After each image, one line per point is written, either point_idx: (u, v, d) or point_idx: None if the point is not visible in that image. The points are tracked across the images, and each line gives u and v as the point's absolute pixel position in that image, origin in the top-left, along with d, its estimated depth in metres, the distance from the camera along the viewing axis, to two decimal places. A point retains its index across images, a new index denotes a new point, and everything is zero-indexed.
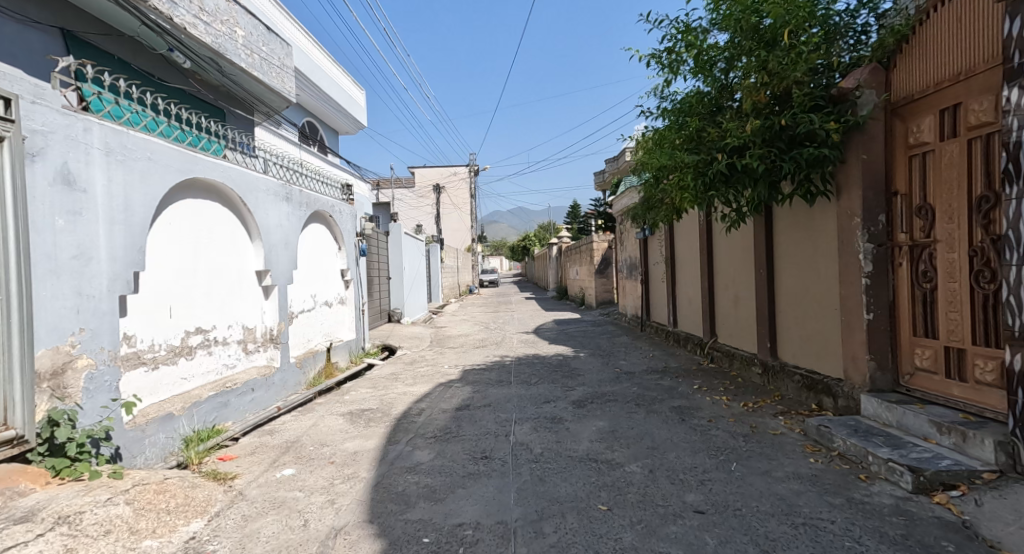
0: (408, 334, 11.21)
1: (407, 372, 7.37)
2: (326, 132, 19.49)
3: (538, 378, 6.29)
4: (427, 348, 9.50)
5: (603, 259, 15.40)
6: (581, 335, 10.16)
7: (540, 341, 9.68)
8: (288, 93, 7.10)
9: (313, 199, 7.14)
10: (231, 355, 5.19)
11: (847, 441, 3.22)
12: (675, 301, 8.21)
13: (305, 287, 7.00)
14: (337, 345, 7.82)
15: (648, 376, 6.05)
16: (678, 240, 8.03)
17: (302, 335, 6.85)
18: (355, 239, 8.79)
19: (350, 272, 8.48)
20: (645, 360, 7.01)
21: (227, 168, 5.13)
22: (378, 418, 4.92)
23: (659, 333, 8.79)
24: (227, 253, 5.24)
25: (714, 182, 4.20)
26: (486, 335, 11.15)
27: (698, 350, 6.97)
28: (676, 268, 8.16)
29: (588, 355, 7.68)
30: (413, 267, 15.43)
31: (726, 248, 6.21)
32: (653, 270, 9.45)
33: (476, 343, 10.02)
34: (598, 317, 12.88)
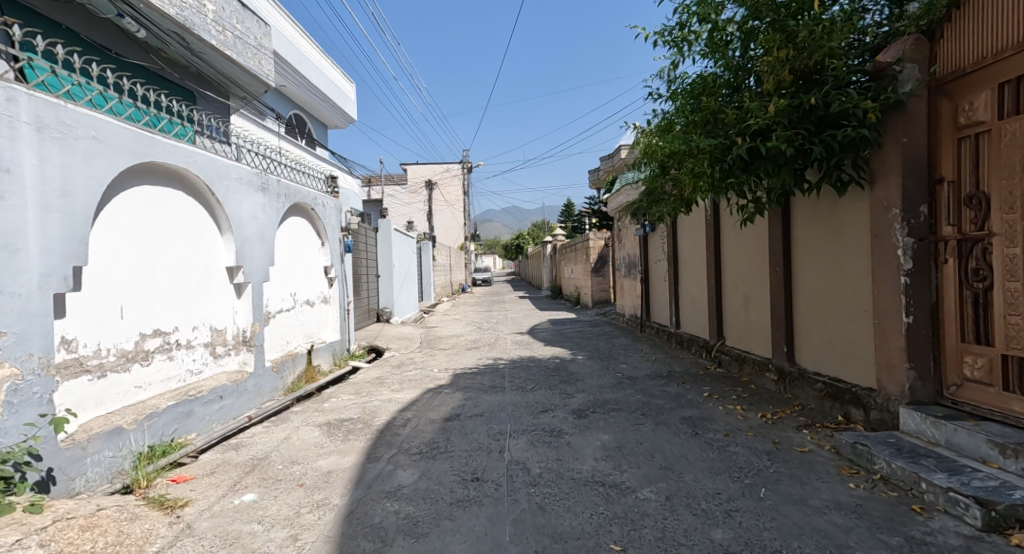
0: (397, 334, 10.73)
1: (394, 376, 6.91)
2: (314, 125, 18.95)
3: (534, 384, 5.84)
4: (416, 350, 9.02)
5: (599, 257, 14.97)
6: (578, 336, 9.73)
7: (535, 342, 9.23)
8: (265, 77, 6.60)
9: (293, 191, 6.65)
10: (196, 360, 4.72)
11: (892, 464, 2.80)
12: (678, 302, 7.79)
13: (284, 284, 6.52)
14: (320, 347, 7.34)
15: (652, 382, 5.62)
16: (682, 236, 7.63)
17: (280, 337, 6.36)
18: (339, 234, 8.30)
19: (334, 269, 8.00)
20: (648, 364, 6.58)
21: (192, 152, 4.64)
22: (358, 430, 4.46)
23: (660, 335, 8.38)
24: (192, 247, 4.75)
25: (732, 169, 3.75)
26: (479, 335, 10.70)
27: (703, 354, 6.57)
28: (680, 266, 7.75)
29: (587, 359, 7.23)
30: (403, 265, 14.94)
31: (737, 245, 5.79)
32: (653, 269, 9.05)
33: (468, 344, 9.56)
34: (595, 317, 12.47)
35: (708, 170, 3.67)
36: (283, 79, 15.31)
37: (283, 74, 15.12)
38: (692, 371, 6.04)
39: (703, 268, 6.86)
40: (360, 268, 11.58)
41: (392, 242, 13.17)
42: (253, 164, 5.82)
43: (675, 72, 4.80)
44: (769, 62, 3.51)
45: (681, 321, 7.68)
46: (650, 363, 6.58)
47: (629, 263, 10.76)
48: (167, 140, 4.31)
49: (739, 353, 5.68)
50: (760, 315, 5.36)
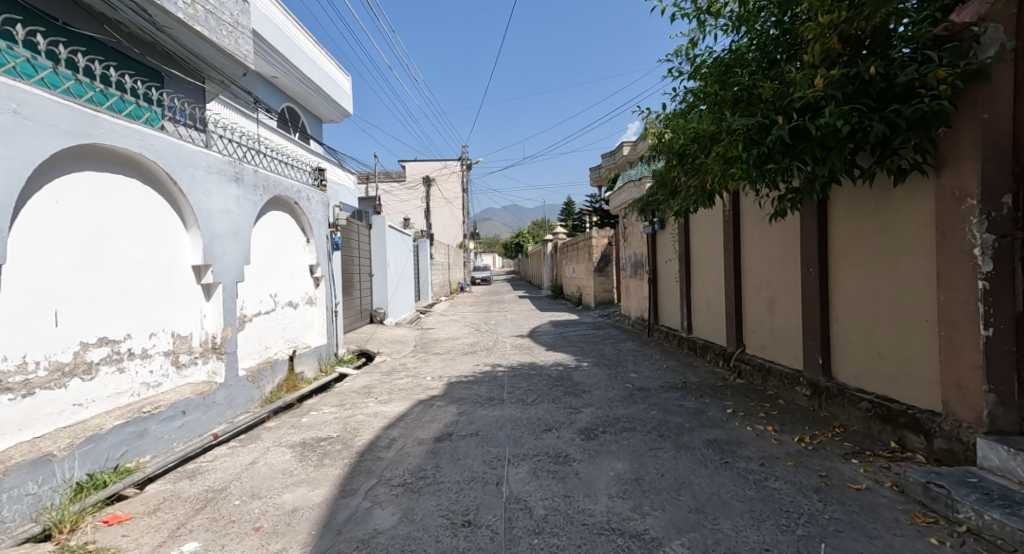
0: (390, 337, 10.18)
1: (383, 384, 6.36)
2: (308, 118, 18.40)
3: (536, 396, 5.29)
4: (410, 355, 8.47)
5: (602, 256, 14.44)
6: (582, 340, 9.18)
7: (536, 347, 8.68)
8: (243, 58, 6.03)
9: (272, 182, 6.08)
10: (154, 372, 4.17)
11: (983, 515, 2.27)
12: (691, 305, 7.25)
13: (262, 285, 5.98)
14: (304, 353, 6.80)
15: (667, 395, 5.07)
16: (695, 235, 7.08)
17: (257, 342, 5.83)
18: (327, 231, 7.74)
19: (321, 268, 7.47)
20: (660, 373, 6.04)
21: (151, 138, 4.08)
22: (336, 453, 3.91)
23: (670, 340, 7.84)
24: (150, 244, 4.19)
25: (771, 154, 3.20)
26: (477, 338, 10.16)
27: (721, 363, 6.02)
28: (692, 267, 7.21)
29: (592, 366, 6.68)
30: (399, 263, 14.39)
31: (762, 243, 5.24)
32: (662, 269, 8.51)
33: (464, 348, 9.02)
34: (598, 319, 11.94)
35: (744, 157, 3.11)
36: (273, 69, 14.78)
37: (273, 64, 14.55)
38: (711, 381, 5.50)
39: (720, 269, 6.31)
40: (352, 266, 11.02)
41: (386, 239, 12.63)
42: (226, 152, 5.26)
43: (695, 47, 4.25)
44: (817, 26, 2.96)
45: (694, 326, 7.14)
46: (662, 373, 6.03)
47: (635, 262, 10.22)
48: (116, 120, 3.75)
49: (763, 364, 5.13)
50: (788, 321, 4.81)
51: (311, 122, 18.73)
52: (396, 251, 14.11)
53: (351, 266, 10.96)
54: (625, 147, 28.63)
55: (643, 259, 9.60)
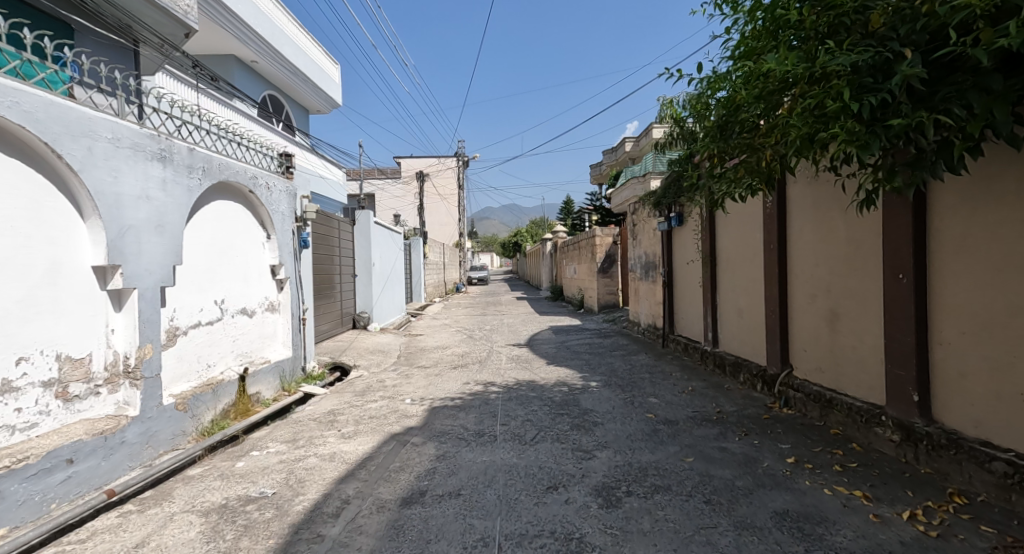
0: (372, 346, 9.12)
1: (352, 410, 5.30)
2: (292, 108, 17.33)
3: (535, 433, 4.24)
4: (391, 369, 7.41)
5: (607, 256, 13.39)
6: (587, 351, 8.13)
7: (536, 360, 7.63)
8: (183, 15, 4.96)
9: (219, 165, 5.04)
10: (21, 410, 3.12)
11: None
12: (717, 313, 6.24)
13: (203, 290, 4.93)
14: (261, 370, 5.75)
15: (701, 434, 4.02)
16: (723, 232, 6.04)
17: (196, 359, 4.78)
18: (294, 226, 6.68)
19: (286, 268, 6.43)
20: (686, 399, 5.00)
21: (20, 96, 3.07)
22: (262, 526, 2.85)
23: (691, 354, 6.82)
24: (18, 238, 3.15)
25: (891, 107, 2.16)
26: (469, 348, 9.10)
27: (759, 387, 4.99)
28: (718, 267, 6.21)
29: (603, 388, 5.62)
30: (386, 263, 13.31)
31: (818, 240, 4.23)
32: (680, 272, 7.48)
33: (454, 360, 7.96)
34: (603, 326, 10.89)
35: (856, 109, 2.07)
36: (252, 52, 13.71)
37: (251, 47, 13.48)
38: (752, 412, 4.46)
39: (756, 271, 5.29)
40: (330, 266, 9.96)
41: (371, 236, 11.57)
42: (151, 123, 4.21)
43: None
44: None
45: (721, 338, 6.13)
46: (689, 399, 4.98)
47: (646, 264, 9.17)
48: None
49: (820, 392, 4.11)
50: (858, 340, 3.79)
51: (296, 112, 17.67)
52: (383, 249, 13.03)
53: (330, 266, 9.90)
54: (628, 142, 27.64)
55: (656, 259, 8.56)
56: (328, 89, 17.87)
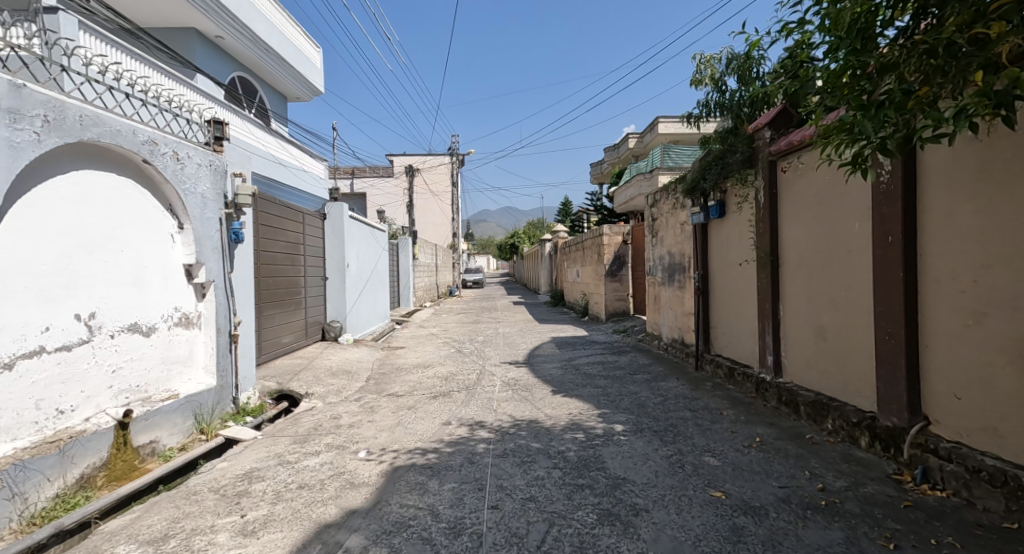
0: (339, 364, 7.55)
1: (281, 473, 3.71)
2: (268, 93, 15.88)
3: (543, 535, 2.68)
4: (354, 399, 5.82)
5: (616, 257, 11.91)
6: (601, 374, 6.57)
7: (537, 386, 6.07)
8: None
9: (79, 118, 3.44)
10: None
11: None
12: (782, 330, 4.73)
13: (54, 301, 3.37)
14: (163, 408, 4.18)
15: (818, 545, 2.46)
16: (791, 222, 4.55)
17: (33, 406, 3.21)
18: (222, 213, 5.09)
19: (210, 269, 4.87)
20: (761, 462, 3.44)
21: None
22: None
23: (742, 383, 5.29)
24: None
25: None
26: (456, 366, 7.56)
27: (866, 443, 3.45)
28: (783, 268, 4.69)
29: (634, 437, 4.07)
30: (366, 265, 11.77)
31: (988, 225, 2.75)
32: (720, 277, 6.01)
33: (435, 384, 6.41)
34: (614, 339, 9.38)
35: None
36: (217, 25, 12.26)
37: (214, 18, 11.96)
38: (878, 494, 2.90)
39: (850, 274, 3.78)
40: (292, 268, 8.40)
41: (345, 232, 10.00)
42: None
43: None
44: None
45: (789, 364, 4.61)
46: (767, 462, 3.42)
47: (671, 266, 7.63)
48: None
49: (1003, 470, 2.62)
50: None
51: (271, 98, 16.12)
52: (363, 248, 11.46)
53: (292, 267, 8.33)
54: (632, 137, 26.22)
55: (685, 260, 7.03)
56: (306, 73, 16.34)
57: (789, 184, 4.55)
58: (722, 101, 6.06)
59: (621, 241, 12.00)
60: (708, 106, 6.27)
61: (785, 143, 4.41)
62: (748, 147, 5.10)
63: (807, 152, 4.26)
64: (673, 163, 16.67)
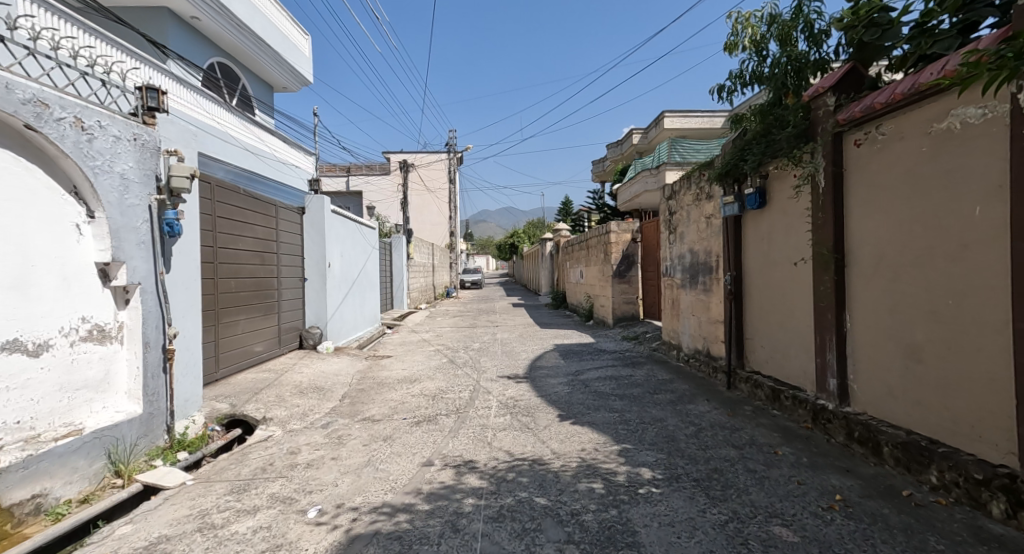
0: (312, 378, 6.58)
1: (196, 546, 2.76)
2: (251, 80, 14.92)
3: None
4: (321, 427, 4.85)
5: (624, 257, 10.98)
6: (615, 393, 5.61)
7: (541, 409, 5.11)
8: None
9: None
10: None
11: None
12: (848, 346, 3.77)
13: None
14: (55, 450, 3.22)
15: None
16: (863, 210, 3.60)
17: None
18: (155, 200, 4.12)
19: (134, 268, 3.91)
20: (857, 540, 2.49)
21: None
22: None
23: (793, 411, 4.32)
24: None
25: None
26: (447, 381, 6.59)
27: (1003, 513, 2.55)
28: (851, 268, 3.73)
29: (669, 490, 3.12)
30: (352, 265, 10.81)
31: None
32: (761, 279, 5.07)
33: (421, 406, 5.45)
34: (625, 348, 8.42)
35: None
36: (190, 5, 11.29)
37: None
38: None
39: (966, 276, 2.85)
40: (263, 268, 7.43)
41: (326, 229, 9.04)
42: None
43: None
44: None
45: (860, 390, 3.65)
46: (867, 541, 2.47)
47: (693, 267, 6.67)
48: None
49: None
50: None
51: (255, 86, 15.17)
52: (348, 247, 10.50)
53: (262, 267, 7.37)
54: (636, 133, 25.24)
55: (712, 260, 6.07)
56: (293, 61, 15.41)
57: (861, 163, 3.59)
58: (760, 70, 5.09)
59: (630, 239, 11.06)
60: (742, 77, 5.31)
61: (859, 109, 3.45)
62: (801, 119, 4.14)
63: (892, 120, 3.30)
64: (681, 158, 15.76)
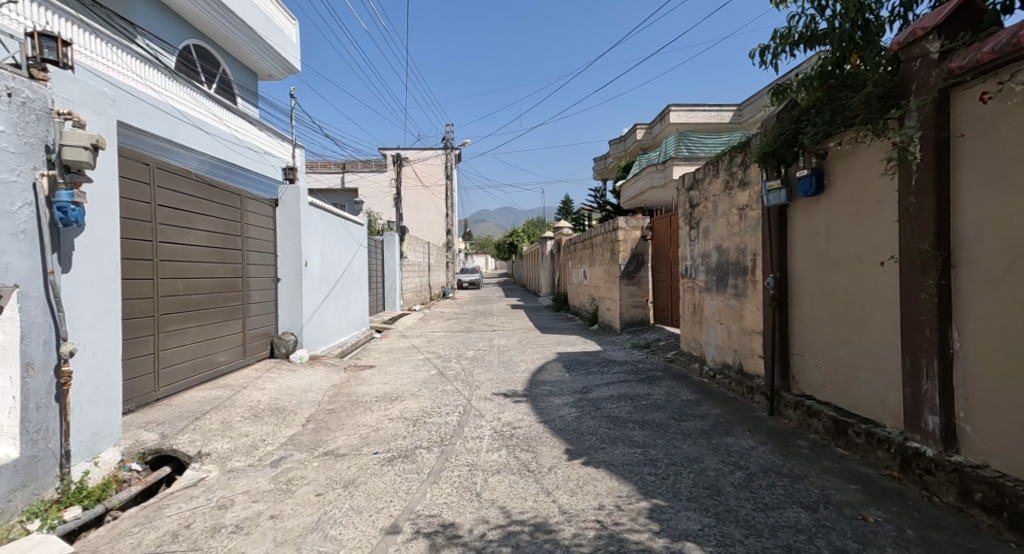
0: (275, 396, 5.62)
1: None
2: (233, 67, 13.99)
3: None
4: (270, 465, 3.89)
5: (632, 257, 10.02)
6: (633, 419, 4.65)
7: (543, 442, 4.15)
8: None
9: None
10: None
11: None
12: (956, 375, 2.81)
13: None
14: None
15: None
16: (984, 190, 2.67)
17: None
18: (44, 177, 3.17)
19: (7, 267, 2.95)
20: None
21: None
22: None
23: (871, 455, 3.35)
24: None
25: None
26: (433, 401, 5.64)
27: None
28: (961, 270, 2.78)
29: None
30: (336, 264, 9.86)
31: None
32: (816, 282, 4.12)
33: (398, 435, 4.50)
34: (637, 359, 7.47)
35: None
36: None
37: None
38: None
39: None
40: (225, 267, 6.48)
41: (302, 223, 8.08)
42: None
43: None
44: None
45: (977, 434, 2.71)
46: None
47: (722, 267, 5.72)
48: None
49: None
50: None
51: (236, 72, 14.15)
52: (330, 244, 9.53)
53: (222, 266, 6.41)
54: (640, 128, 24.37)
55: (747, 259, 5.13)
56: (278, 47, 14.47)
57: (981, 126, 2.66)
58: (814, 26, 4.13)
59: (640, 237, 10.12)
60: (789, 37, 4.35)
61: (992, 48, 2.50)
62: (888, 79, 3.21)
63: None
64: (688, 153, 14.85)
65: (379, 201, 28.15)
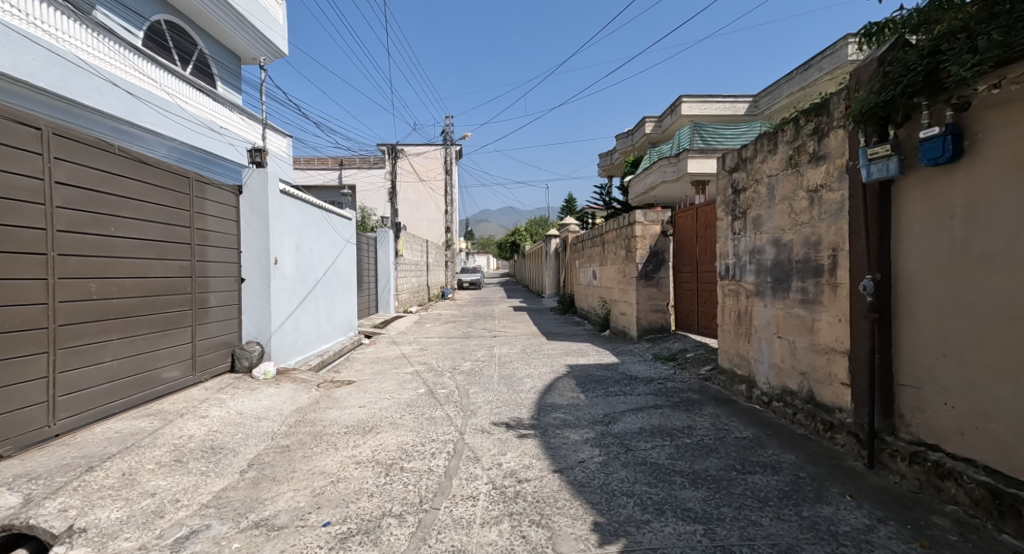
0: (216, 427, 4.44)
1: None
2: (212, 48, 12.83)
3: None
4: (168, 549, 2.70)
5: (651, 255, 8.82)
6: (679, 469, 3.47)
7: (560, 508, 2.98)
8: None
9: None
10: None
11: None
12: None
13: None
14: None
15: None
16: None
17: None
18: None
19: None
20: None
21: None
22: None
23: None
24: None
25: None
26: (415, 435, 4.44)
27: None
28: None
29: None
30: (315, 263, 8.67)
31: None
32: (943, 287, 2.93)
33: (360, 493, 3.32)
34: (665, 375, 6.29)
35: None
36: None
37: None
38: None
39: None
40: (166, 265, 5.28)
41: (271, 214, 6.90)
42: None
43: None
44: None
45: None
46: None
47: (781, 266, 4.53)
48: None
49: None
50: None
51: (214, 53, 12.94)
52: (308, 240, 8.34)
53: (161, 264, 5.21)
54: (649, 122, 23.06)
55: (824, 256, 3.93)
56: (262, 27, 13.29)
57: None
58: None
59: (660, 232, 8.90)
60: None
61: None
62: None
63: None
64: (704, 143, 13.60)
65: (376, 197, 26.90)
